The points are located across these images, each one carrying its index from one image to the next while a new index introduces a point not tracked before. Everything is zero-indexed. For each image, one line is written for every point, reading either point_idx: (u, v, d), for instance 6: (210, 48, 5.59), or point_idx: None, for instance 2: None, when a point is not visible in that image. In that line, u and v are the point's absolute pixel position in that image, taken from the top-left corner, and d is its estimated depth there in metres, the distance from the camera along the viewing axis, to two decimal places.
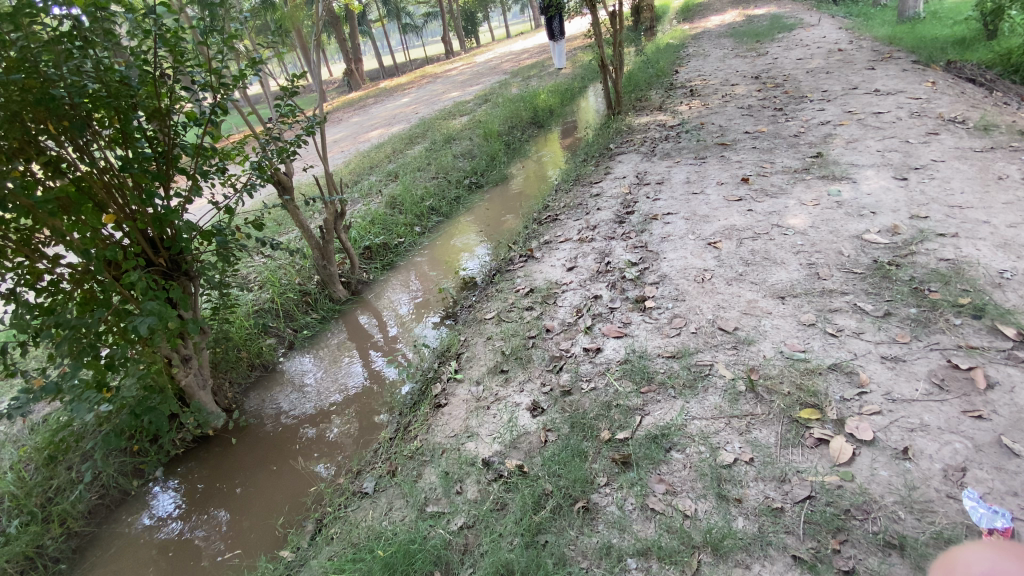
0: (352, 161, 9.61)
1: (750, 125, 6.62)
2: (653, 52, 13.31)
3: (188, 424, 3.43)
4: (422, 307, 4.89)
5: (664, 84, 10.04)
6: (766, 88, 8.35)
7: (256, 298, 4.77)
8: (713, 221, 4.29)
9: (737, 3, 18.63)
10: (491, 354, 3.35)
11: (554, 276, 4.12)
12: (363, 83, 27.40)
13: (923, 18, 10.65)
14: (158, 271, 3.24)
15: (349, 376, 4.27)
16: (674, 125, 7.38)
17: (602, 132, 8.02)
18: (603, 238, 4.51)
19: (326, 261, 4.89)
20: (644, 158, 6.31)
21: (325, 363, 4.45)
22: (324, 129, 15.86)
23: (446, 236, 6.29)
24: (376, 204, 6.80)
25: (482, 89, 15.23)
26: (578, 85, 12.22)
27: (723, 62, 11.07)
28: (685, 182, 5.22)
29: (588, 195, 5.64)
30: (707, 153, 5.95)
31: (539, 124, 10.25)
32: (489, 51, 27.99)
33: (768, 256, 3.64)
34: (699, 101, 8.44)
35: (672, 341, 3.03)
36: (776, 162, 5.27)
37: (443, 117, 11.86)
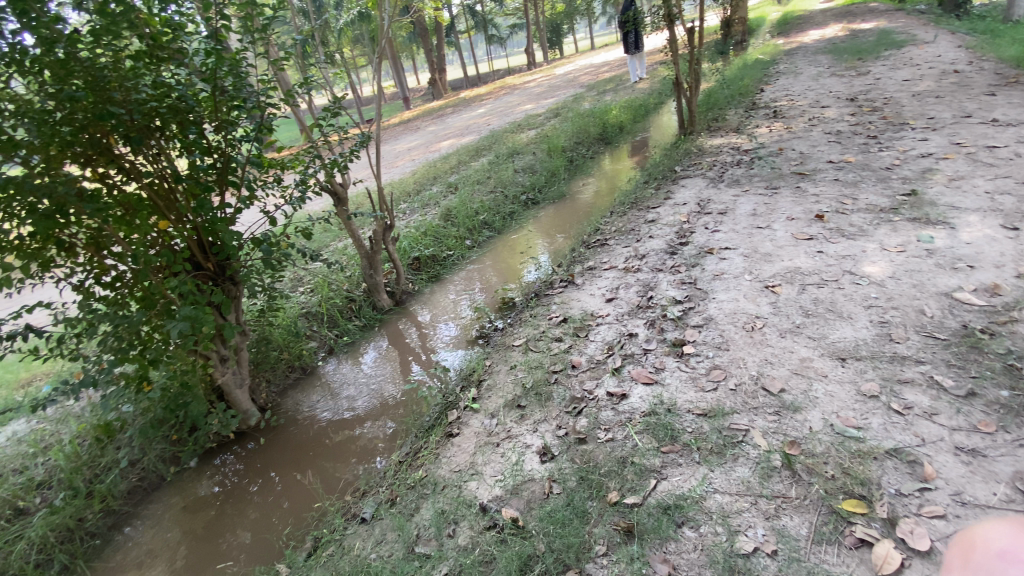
0: (419, 171, 9.90)
1: (836, 154, 6.03)
2: (739, 68, 12.62)
3: (219, 423, 3.54)
4: (460, 323, 4.87)
5: (745, 104, 9.46)
6: (861, 112, 7.61)
7: (304, 301, 4.98)
8: (774, 261, 3.91)
9: (842, 16, 17.25)
10: (512, 385, 3.23)
11: (591, 306, 3.93)
12: (446, 92, 28.37)
13: None
14: (205, 275, 3.47)
15: (382, 384, 4.31)
16: (750, 149, 6.89)
17: (671, 152, 7.68)
18: (651, 269, 4.25)
19: (372, 270, 5.01)
20: (710, 184, 5.93)
21: (360, 371, 4.53)
22: (402, 137, 16.58)
23: (496, 252, 6.26)
24: (432, 216, 6.92)
25: (556, 103, 15.18)
26: (653, 101, 11.83)
27: (815, 81, 10.26)
28: (750, 215, 4.82)
29: (643, 220, 5.38)
30: (781, 182, 5.48)
31: (607, 141, 10.04)
32: (571, 63, 27.97)
33: (832, 307, 3.24)
34: (781, 124, 7.84)
35: (706, 396, 2.75)
36: (859, 197, 4.74)
37: (512, 130, 11.95)
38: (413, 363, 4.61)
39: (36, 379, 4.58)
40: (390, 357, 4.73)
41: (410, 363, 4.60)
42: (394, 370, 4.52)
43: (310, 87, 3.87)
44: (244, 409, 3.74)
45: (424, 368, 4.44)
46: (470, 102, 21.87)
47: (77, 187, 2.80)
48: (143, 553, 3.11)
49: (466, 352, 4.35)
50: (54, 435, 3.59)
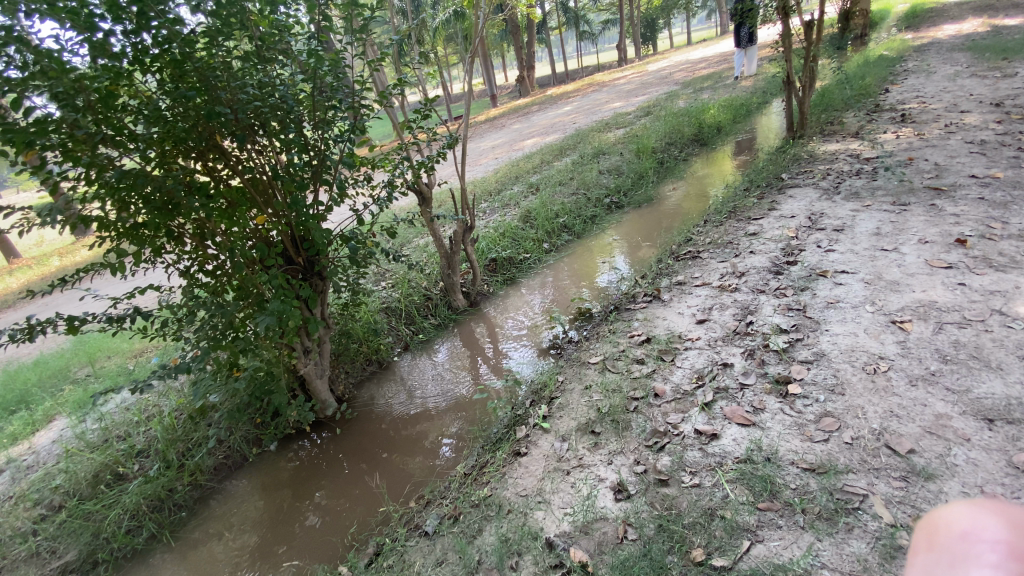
0: (502, 169, 9.89)
1: (981, 167, 5.17)
2: (858, 66, 11.35)
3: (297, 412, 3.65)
4: (534, 329, 4.72)
5: (866, 106, 8.46)
6: (1015, 118, 6.50)
7: (385, 296, 5.08)
8: (903, 291, 3.37)
9: (987, 7, 15.08)
10: (587, 407, 3.03)
11: (679, 328, 3.62)
12: (532, 89, 28.37)
13: None
14: (296, 270, 3.59)
15: (454, 385, 4.28)
16: (871, 157, 6.11)
17: (774, 158, 7.03)
18: (750, 290, 3.85)
19: (451, 269, 4.99)
20: (822, 196, 5.32)
21: (435, 368, 4.54)
22: (487, 135, 16.76)
23: (575, 256, 6.05)
24: (512, 217, 6.83)
25: (647, 101, 14.55)
26: (755, 101, 10.96)
27: (954, 81, 8.97)
28: (872, 234, 4.23)
29: (740, 233, 4.93)
30: (911, 198, 4.77)
31: (701, 143, 9.44)
32: (663, 60, 26.86)
33: (979, 354, 2.71)
34: (910, 129, 6.90)
35: (814, 448, 2.39)
36: (1015, 220, 3.99)
37: (599, 129, 11.62)
38: (486, 366, 4.54)
39: (150, 352, 5.06)
40: (465, 357, 4.69)
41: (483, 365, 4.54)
42: (468, 370, 4.49)
43: (403, 87, 3.86)
44: (323, 399, 3.84)
45: (496, 373, 4.35)
46: (556, 100, 21.64)
47: (183, 182, 2.96)
48: (222, 530, 3.28)
49: (541, 362, 4.17)
50: (157, 407, 3.92)
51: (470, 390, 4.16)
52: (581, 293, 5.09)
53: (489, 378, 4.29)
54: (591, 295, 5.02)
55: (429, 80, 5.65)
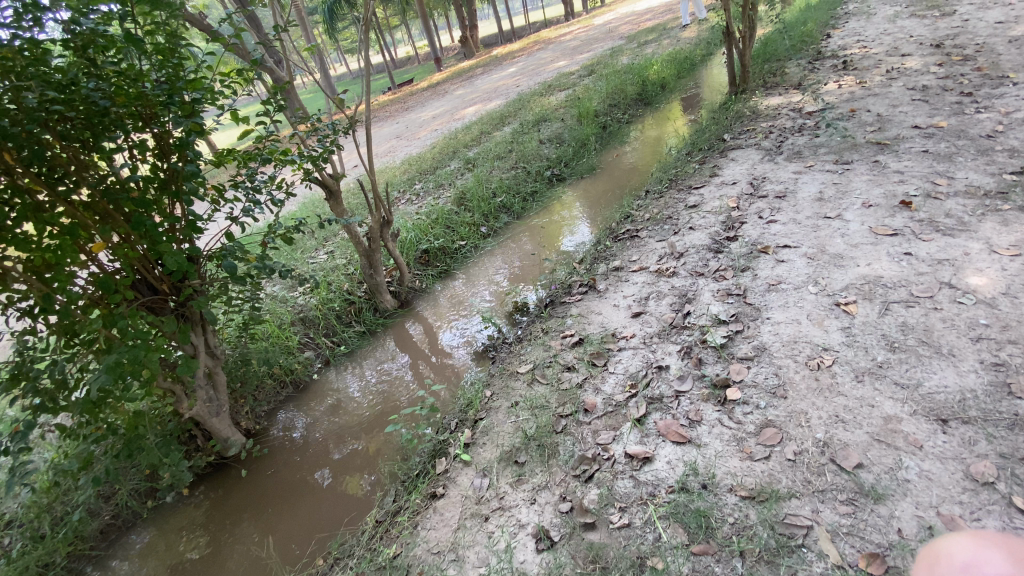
0: (439, 143, 9.28)
1: (924, 116, 4.95)
2: (799, 11, 11.03)
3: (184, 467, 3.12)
4: (467, 329, 4.32)
5: (809, 53, 8.19)
6: (952, 60, 6.33)
7: (301, 306, 4.55)
8: (846, 266, 3.13)
9: None
10: (512, 430, 2.68)
11: (614, 324, 3.30)
12: (476, 50, 27.17)
13: None
14: (158, 301, 3.00)
15: (380, 400, 3.89)
16: (813, 111, 5.84)
17: (718, 117, 6.70)
18: (688, 274, 3.56)
19: (373, 270, 4.52)
20: (765, 157, 5.03)
21: (361, 383, 4.13)
22: (430, 104, 15.93)
23: (514, 240, 5.65)
24: (445, 199, 6.31)
25: (590, 58, 13.92)
26: (699, 54, 10.57)
27: (894, 21, 8.79)
28: (815, 199, 3.97)
29: (682, 205, 4.60)
30: (854, 154, 4.54)
31: (645, 102, 9.04)
32: (609, 13, 25.99)
33: (927, 338, 2.48)
34: (852, 77, 6.67)
35: (754, 469, 2.12)
36: (957, 176, 3.81)
37: (542, 92, 11.04)
38: (416, 373, 4.17)
39: None
40: (393, 365, 4.30)
41: (413, 373, 4.16)
42: (397, 379, 4.10)
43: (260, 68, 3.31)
44: (224, 437, 3.43)
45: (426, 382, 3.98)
46: (500, 61, 20.62)
47: None
48: None
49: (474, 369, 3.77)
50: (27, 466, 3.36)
51: (394, 405, 3.79)
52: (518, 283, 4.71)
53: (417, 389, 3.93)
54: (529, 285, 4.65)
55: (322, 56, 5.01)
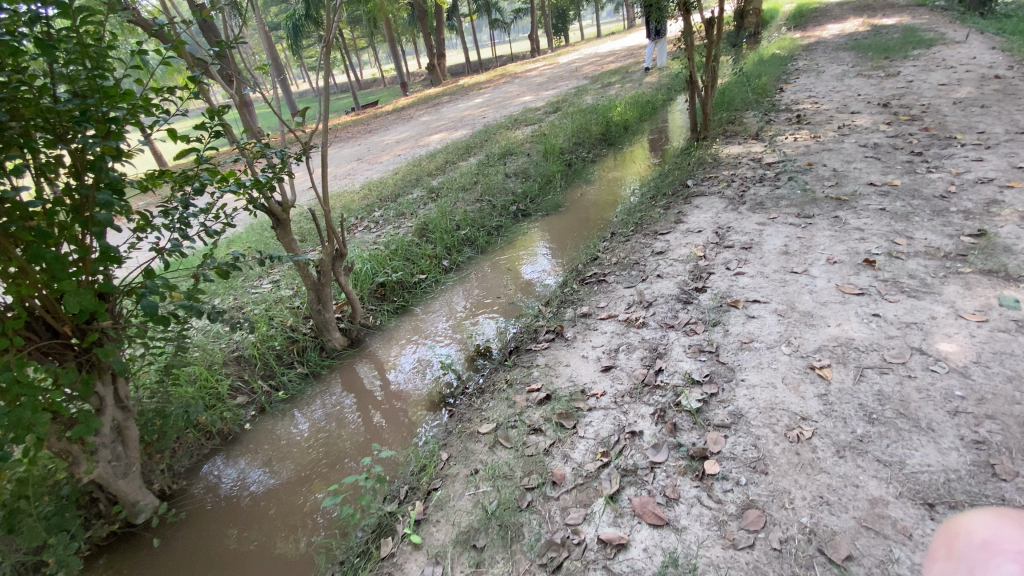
0: (402, 169, 9.04)
1: (877, 174, 5.14)
2: (754, 64, 11.64)
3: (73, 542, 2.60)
4: (422, 374, 3.99)
5: (765, 105, 8.57)
6: (897, 121, 6.72)
7: (236, 346, 4.12)
8: (817, 326, 3.07)
9: (861, 13, 16.42)
10: (471, 505, 2.39)
11: (584, 378, 3.08)
12: (443, 78, 27.38)
13: None
14: (57, 345, 2.53)
15: (319, 453, 3.48)
16: (772, 162, 6.01)
17: (681, 162, 6.81)
18: (659, 325, 3.42)
19: (321, 305, 4.15)
20: (729, 206, 5.07)
21: (300, 431, 3.72)
22: (393, 128, 15.73)
23: (477, 275, 5.41)
24: (406, 229, 6.01)
25: (556, 95, 14.17)
26: (661, 98, 10.93)
27: (839, 81, 9.38)
28: (780, 253, 3.97)
29: (649, 250, 4.53)
30: (815, 208, 4.62)
31: (609, 142, 9.17)
32: (574, 52, 26.91)
33: (905, 409, 2.41)
34: (806, 131, 6.97)
35: (738, 560, 1.92)
36: (914, 236, 3.91)
37: (508, 124, 11.07)
38: (365, 419, 3.80)
39: None
40: (339, 410, 3.91)
41: (360, 419, 3.79)
42: (342, 427, 3.72)
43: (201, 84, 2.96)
44: (132, 502, 2.93)
45: (375, 430, 3.62)
46: (467, 91, 20.75)
47: None
48: None
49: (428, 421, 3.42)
50: None
51: (338, 455, 3.41)
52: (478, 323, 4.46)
53: (365, 437, 3.57)
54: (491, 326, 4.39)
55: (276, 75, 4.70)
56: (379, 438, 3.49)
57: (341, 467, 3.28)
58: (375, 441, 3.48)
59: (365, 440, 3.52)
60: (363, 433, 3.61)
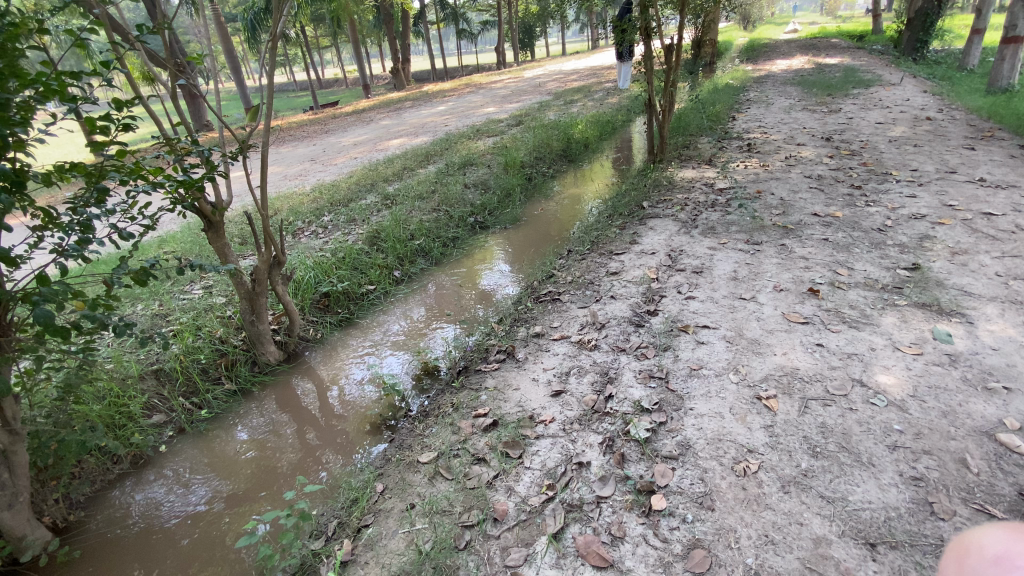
0: (357, 173, 8.73)
1: (821, 205, 5.35)
2: (709, 92, 12.08)
3: None
4: (364, 394, 3.74)
5: (718, 132, 8.87)
6: (839, 154, 7.08)
7: (156, 359, 3.76)
8: (764, 354, 3.09)
9: (808, 52, 17.52)
10: (404, 544, 2.20)
11: (532, 402, 2.94)
12: (406, 83, 27.09)
13: (1020, 91, 9.39)
14: None
15: (242, 480, 3.16)
16: (724, 188, 6.17)
17: (638, 183, 6.90)
18: (610, 348, 3.35)
19: (255, 316, 3.86)
20: (682, 229, 5.14)
21: (224, 454, 3.40)
22: (352, 130, 15.32)
23: (428, 288, 5.21)
24: (355, 236, 5.74)
25: (519, 109, 14.22)
26: (621, 119, 11.14)
27: (787, 113, 9.86)
28: (730, 278, 4.02)
29: (603, 270, 4.49)
30: (763, 236, 4.73)
31: (569, 158, 9.23)
32: (539, 67, 27.30)
33: (847, 443, 2.43)
34: (756, 160, 7.23)
35: None
36: (855, 266, 4.05)
37: (470, 134, 10.97)
38: (298, 439, 3.53)
39: None
40: (271, 430, 3.61)
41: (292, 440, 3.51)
42: (272, 448, 3.43)
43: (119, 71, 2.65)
44: (20, 536, 2.53)
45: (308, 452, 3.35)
46: (431, 98, 20.53)
47: None
48: None
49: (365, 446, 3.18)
50: None
51: (264, 481, 3.13)
52: (429, 338, 4.26)
53: (296, 459, 3.30)
54: (444, 341, 4.22)
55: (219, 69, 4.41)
56: (312, 461, 3.24)
57: (266, 493, 3.00)
58: (307, 464, 3.22)
59: (295, 463, 3.25)
60: (295, 454, 3.33)
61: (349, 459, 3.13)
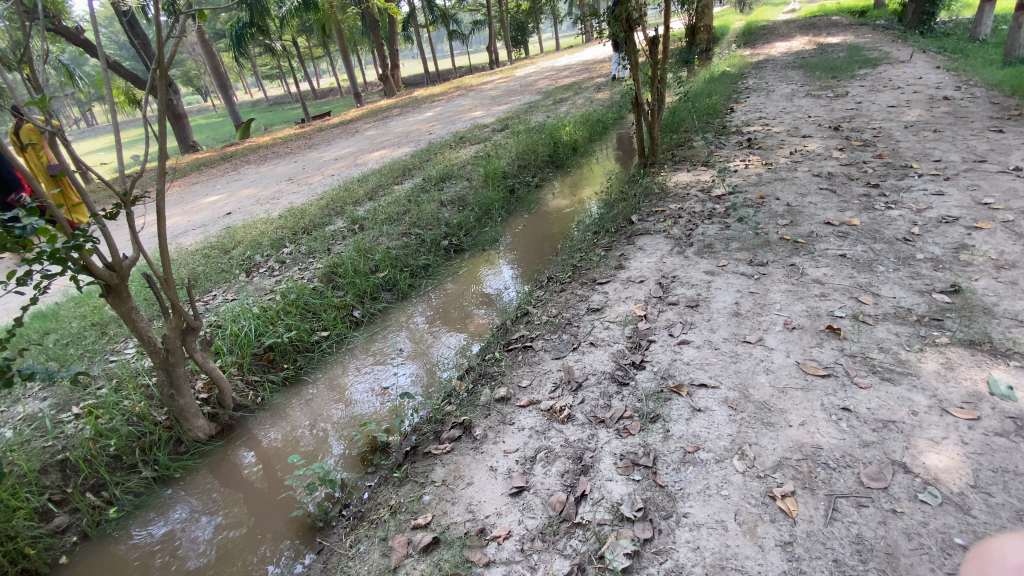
0: (329, 194, 8.17)
1: (834, 211, 4.68)
2: (705, 82, 11.36)
3: None
4: (312, 462, 3.24)
5: (715, 127, 8.20)
6: (850, 146, 6.37)
7: (62, 446, 3.18)
8: (775, 426, 2.45)
9: (807, 32, 16.75)
10: None
11: (486, 507, 2.34)
12: (397, 89, 26.57)
13: None
14: None
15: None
16: (722, 194, 5.52)
17: (628, 191, 6.26)
18: (585, 419, 2.73)
19: (174, 390, 3.32)
20: (676, 248, 4.51)
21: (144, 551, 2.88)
22: (337, 143, 14.82)
23: (390, 330, 4.64)
24: (312, 272, 5.16)
25: (506, 111, 13.59)
26: (612, 116, 10.47)
27: (790, 101, 9.14)
28: (731, 314, 3.38)
29: (583, 305, 3.87)
30: (769, 254, 4.09)
31: (556, 163, 8.60)
32: (531, 65, 26.62)
33: (892, 570, 1.80)
34: (758, 157, 6.56)
35: None
36: (881, 291, 3.39)
37: (452, 142, 10.38)
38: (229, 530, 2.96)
39: None
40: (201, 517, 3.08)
41: (223, 533, 2.94)
42: (200, 540, 2.91)
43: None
44: None
45: (237, 550, 2.79)
46: (420, 103, 19.98)
47: None
48: None
49: (303, 538, 2.68)
50: None
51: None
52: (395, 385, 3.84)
53: (225, 552, 2.79)
54: (427, 391, 3.64)
55: (134, 106, 3.85)
56: (239, 557, 2.73)
57: None
58: (232, 563, 2.71)
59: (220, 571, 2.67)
60: (224, 548, 2.82)
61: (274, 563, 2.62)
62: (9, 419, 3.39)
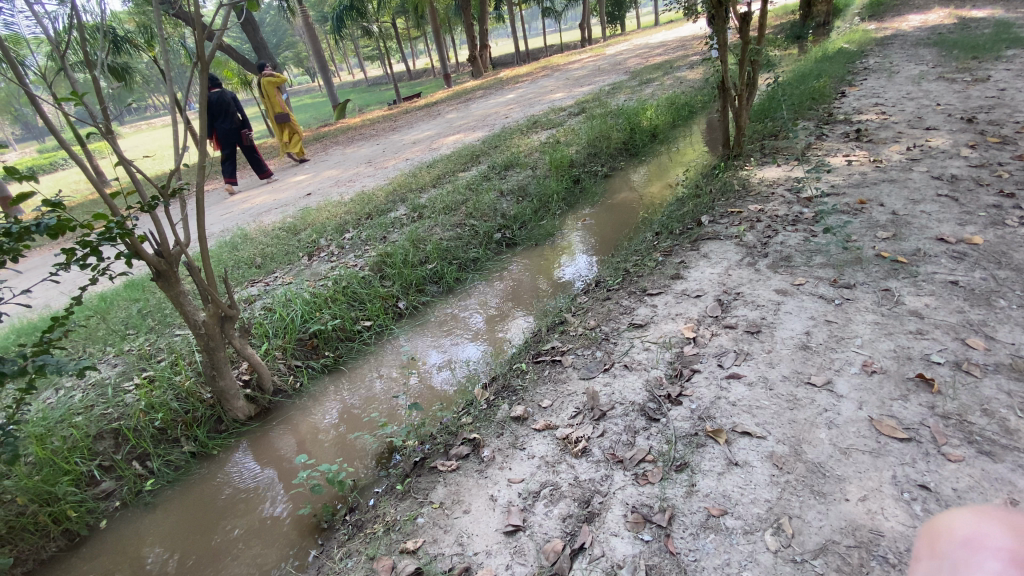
0: (398, 179, 8.31)
1: (951, 224, 3.87)
2: (814, 61, 10.04)
3: None
4: (332, 457, 3.26)
5: (818, 115, 7.20)
6: (986, 143, 5.28)
7: (117, 415, 3.47)
8: (828, 497, 2.03)
9: (948, 2, 14.33)
10: None
11: (477, 542, 2.17)
12: (484, 69, 26.53)
13: None
14: None
15: (180, 554, 2.85)
16: (813, 196, 4.80)
17: (702, 188, 5.67)
18: (601, 455, 2.46)
19: (215, 372, 3.48)
20: (745, 259, 3.98)
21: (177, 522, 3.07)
22: (419, 125, 15.09)
23: (431, 325, 4.58)
24: (364, 260, 5.22)
25: (588, 93, 13.00)
26: (700, 99, 9.59)
27: (916, 84, 7.81)
28: (797, 346, 2.89)
29: (626, 319, 3.53)
30: (857, 274, 3.46)
31: (631, 151, 8.05)
32: (622, 43, 25.34)
33: None
34: (865, 152, 5.65)
35: None
36: (998, 334, 2.73)
37: (526, 127, 10.12)
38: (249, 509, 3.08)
39: None
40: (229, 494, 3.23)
41: (241, 514, 3.05)
42: (223, 518, 3.05)
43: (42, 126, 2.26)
44: None
45: (249, 534, 2.88)
46: (503, 85, 19.81)
47: None
48: None
49: (307, 536, 2.69)
50: None
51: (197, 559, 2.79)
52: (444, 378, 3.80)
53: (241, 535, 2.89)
54: (452, 396, 3.52)
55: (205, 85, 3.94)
56: (252, 542, 2.82)
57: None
58: (244, 546, 2.80)
59: (229, 553, 2.78)
60: (241, 530, 2.92)
61: (279, 555, 2.66)
62: (81, 383, 3.79)
